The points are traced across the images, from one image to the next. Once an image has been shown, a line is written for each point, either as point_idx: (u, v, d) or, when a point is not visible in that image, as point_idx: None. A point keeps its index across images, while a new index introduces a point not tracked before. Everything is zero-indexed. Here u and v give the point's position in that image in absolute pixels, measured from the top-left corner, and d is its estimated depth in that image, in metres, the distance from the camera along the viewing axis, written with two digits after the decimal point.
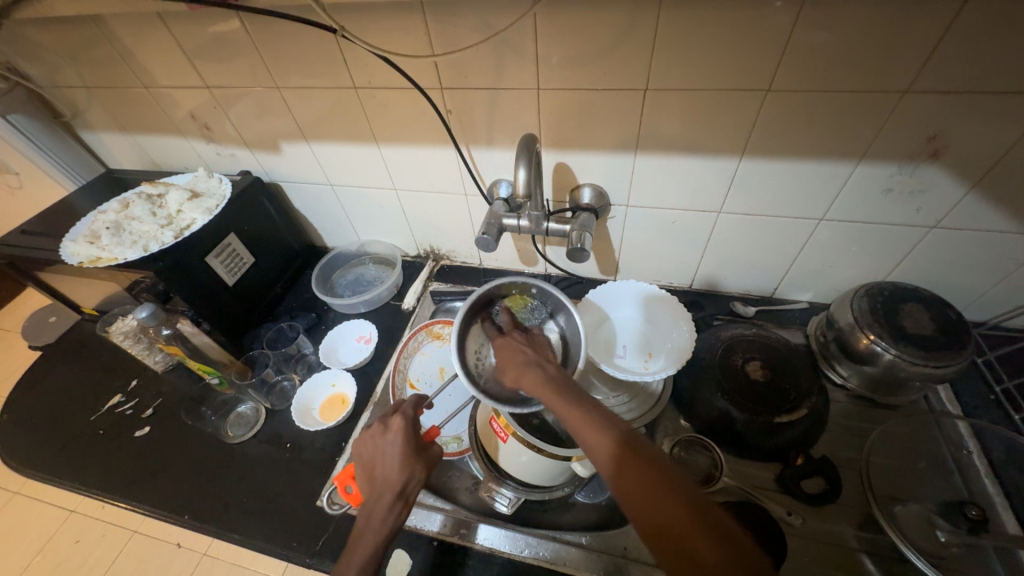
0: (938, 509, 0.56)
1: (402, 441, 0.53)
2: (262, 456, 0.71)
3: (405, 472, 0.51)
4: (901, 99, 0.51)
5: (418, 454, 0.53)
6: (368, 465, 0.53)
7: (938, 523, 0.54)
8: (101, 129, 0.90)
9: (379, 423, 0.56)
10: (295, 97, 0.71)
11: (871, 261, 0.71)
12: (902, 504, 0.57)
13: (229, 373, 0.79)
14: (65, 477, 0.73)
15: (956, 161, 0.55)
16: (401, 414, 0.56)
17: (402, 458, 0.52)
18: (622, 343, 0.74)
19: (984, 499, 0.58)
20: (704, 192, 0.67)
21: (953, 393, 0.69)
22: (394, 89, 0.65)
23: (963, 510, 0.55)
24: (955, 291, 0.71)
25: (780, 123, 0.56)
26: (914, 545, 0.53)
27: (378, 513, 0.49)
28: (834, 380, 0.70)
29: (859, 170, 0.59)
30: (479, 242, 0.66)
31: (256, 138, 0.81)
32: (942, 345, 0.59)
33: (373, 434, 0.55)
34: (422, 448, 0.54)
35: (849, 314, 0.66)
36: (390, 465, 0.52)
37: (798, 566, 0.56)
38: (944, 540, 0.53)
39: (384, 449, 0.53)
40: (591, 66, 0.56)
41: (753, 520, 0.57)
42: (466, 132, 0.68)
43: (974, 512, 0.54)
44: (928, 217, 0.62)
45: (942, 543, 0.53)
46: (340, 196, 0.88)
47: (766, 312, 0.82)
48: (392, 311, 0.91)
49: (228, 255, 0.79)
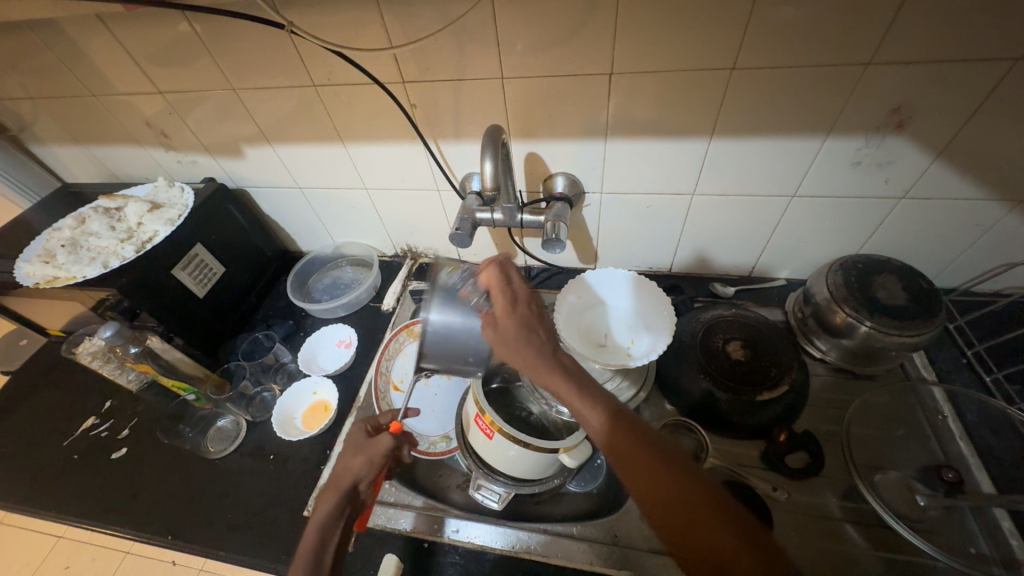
0: (916, 475, 0.57)
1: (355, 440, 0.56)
2: (247, 469, 0.69)
3: (346, 463, 0.54)
4: (864, 71, 0.51)
5: (367, 446, 0.55)
6: None
7: (917, 489, 0.56)
8: (53, 141, 0.86)
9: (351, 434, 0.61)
10: (254, 99, 0.68)
11: (845, 235, 0.71)
12: (882, 472, 0.58)
13: (206, 388, 0.77)
14: (40, 507, 0.71)
15: (920, 132, 0.55)
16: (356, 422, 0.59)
17: (350, 455, 0.54)
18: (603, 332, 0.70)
19: (959, 462, 0.59)
20: (677, 175, 0.67)
21: (927, 359, 0.70)
22: (355, 85, 0.63)
23: (940, 474, 0.56)
24: (927, 259, 0.72)
25: (747, 101, 0.56)
26: (895, 511, 0.54)
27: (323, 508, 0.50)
28: (813, 354, 0.71)
29: (826, 146, 0.59)
30: (453, 238, 0.65)
31: (217, 143, 0.78)
32: (916, 316, 0.60)
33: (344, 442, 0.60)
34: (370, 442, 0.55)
35: (825, 289, 0.66)
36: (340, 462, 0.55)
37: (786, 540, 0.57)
38: (923, 504, 0.55)
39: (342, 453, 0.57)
40: (554, 52, 0.55)
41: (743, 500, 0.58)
42: (433, 127, 0.67)
43: (950, 475, 0.55)
44: (896, 188, 0.62)
45: (922, 507, 0.55)
46: (310, 199, 0.86)
47: (745, 292, 0.82)
48: (372, 313, 0.89)
49: (196, 266, 0.77)
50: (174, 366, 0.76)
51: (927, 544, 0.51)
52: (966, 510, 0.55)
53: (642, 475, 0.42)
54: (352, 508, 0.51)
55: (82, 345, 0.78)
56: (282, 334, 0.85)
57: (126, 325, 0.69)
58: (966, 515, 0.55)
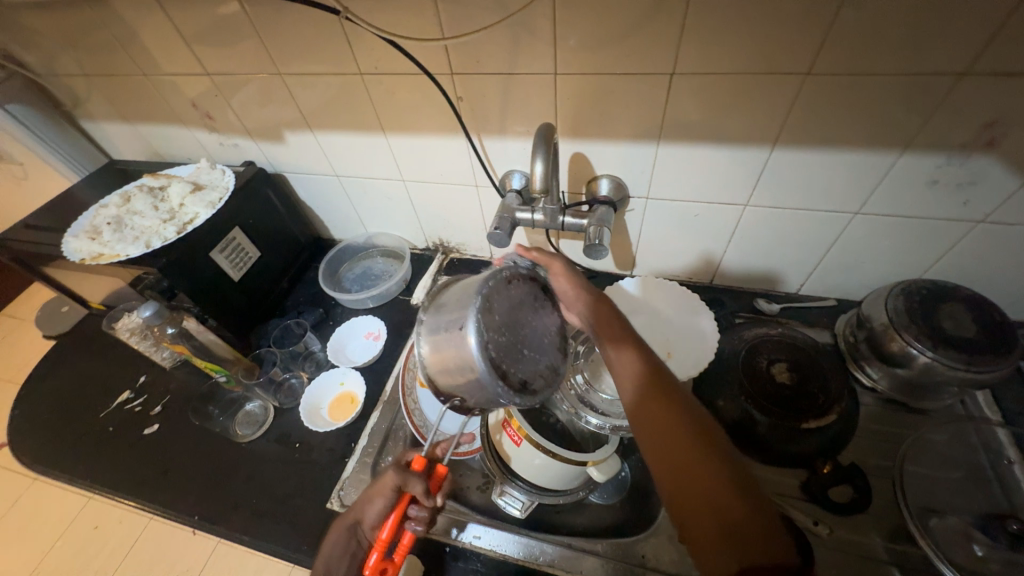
0: (975, 521, 0.53)
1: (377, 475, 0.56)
2: (272, 455, 0.70)
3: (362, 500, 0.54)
4: (957, 82, 0.46)
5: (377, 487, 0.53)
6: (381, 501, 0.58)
7: (975, 537, 0.52)
8: (102, 118, 0.88)
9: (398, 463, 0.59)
10: (299, 85, 0.68)
11: (909, 257, 0.66)
12: (938, 516, 0.54)
13: (236, 371, 0.78)
14: (75, 474, 0.73)
15: (1013, 151, 0.50)
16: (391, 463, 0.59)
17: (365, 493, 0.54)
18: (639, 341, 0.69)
19: None
20: (731, 185, 0.63)
21: (992, 397, 0.65)
22: (402, 74, 0.61)
23: (1004, 523, 0.52)
24: (999, 289, 0.66)
25: (818, 109, 0.52)
26: (949, 559, 0.50)
27: (333, 541, 0.53)
28: (864, 383, 0.67)
29: (902, 161, 0.54)
30: (492, 238, 0.63)
31: (260, 128, 0.78)
32: (985, 350, 0.56)
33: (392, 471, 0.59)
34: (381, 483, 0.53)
35: (883, 313, 0.62)
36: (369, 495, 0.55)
37: None
38: (982, 555, 0.50)
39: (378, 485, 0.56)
40: (612, 50, 0.52)
41: None
42: (478, 121, 0.65)
43: (1014, 526, 0.51)
44: (975, 212, 0.57)
45: (980, 558, 0.50)
46: (346, 188, 0.86)
47: (792, 310, 0.78)
48: (401, 306, 0.88)
49: (233, 250, 0.77)
50: (207, 348, 0.77)
51: None
52: None
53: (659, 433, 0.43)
54: (360, 548, 0.53)
55: (122, 320, 0.80)
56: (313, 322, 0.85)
57: (164, 304, 0.70)
58: None
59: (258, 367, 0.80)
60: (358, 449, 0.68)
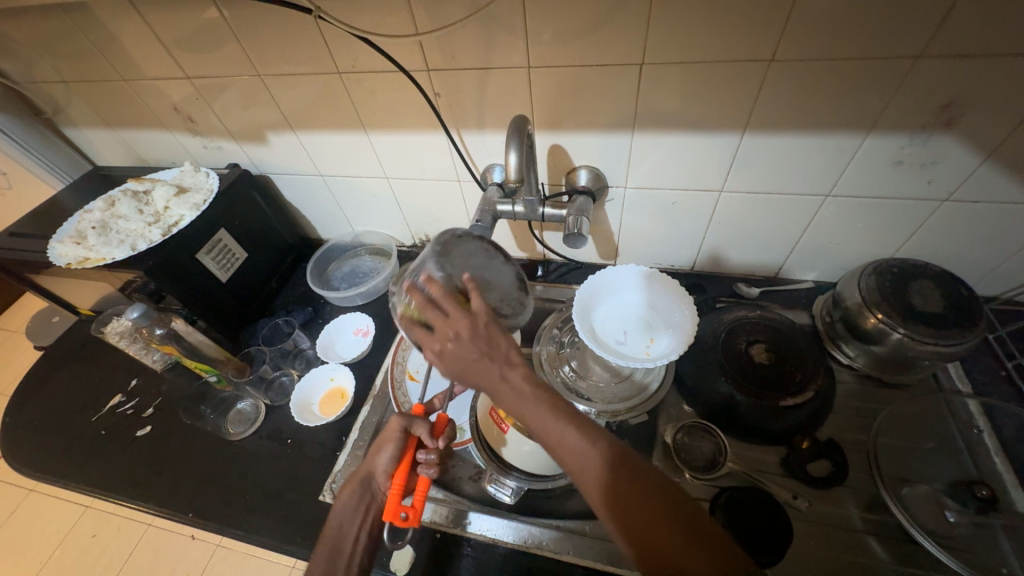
0: (945, 489, 0.55)
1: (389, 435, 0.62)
2: (264, 452, 0.71)
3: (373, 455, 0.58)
4: (913, 65, 0.48)
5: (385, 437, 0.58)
6: None
7: (946, 504, 0.54)
8: (84, 125, 0.88)
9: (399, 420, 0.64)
10: (279, 86, 0.68)
11: (881, 237, 0.68)
12: (909, 485, 0.56)
13: (226, 371, 0.79)
14: (69, 478, 0.73)
15: (971, 130, 0.52)
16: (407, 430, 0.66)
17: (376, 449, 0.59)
18: (621, 329, 0.69)
19: (994, 478, 0.56)
20: (705, 171, 0.65)
21: (963, 369, 0.67)
22: (379, 72, 0.62)
23: (973, 490, 0.54)
24: (966, 266, 0.68)
25: (784, 95, 0.53)
26: (921, 526, 0.53)
27: (345, 498, 0.56)
28: (841, 361, 0.69)
29: (867, 143, 0.56)
30: (474, 230, 0.64)
31: (242, 129, 0.78)
32: (954, 324, 0.57)
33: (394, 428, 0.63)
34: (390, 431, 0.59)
35: (856, 292, 0.64)
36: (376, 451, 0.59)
37: (803, 549, 0.56)
38: (953, 521, 0.53)
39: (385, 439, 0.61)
40: (582, 42, 0.53)
41: (761, 510, 0.57)
42: (456, 117, 0.66)
43: (983, 492, 0.53)
44: (939, 190, 0.59)
45: (951, 524, 0.53)
46: (331, 187, 0.86)
47: (771, 293, 0.79)
48: (389, 302, 0.89)
49: (219, 251, 0.78)
50: (197, 348, 0.77)
51: (953, 561, 0.49)
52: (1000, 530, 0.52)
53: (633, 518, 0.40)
54: (373, 501, 0.56)
55: (111, 324, 0.80)
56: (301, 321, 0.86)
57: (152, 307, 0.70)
58: (998, 535, 0.52)
59: (248, 367, 0.80)
60: (351, 443, 0.69)
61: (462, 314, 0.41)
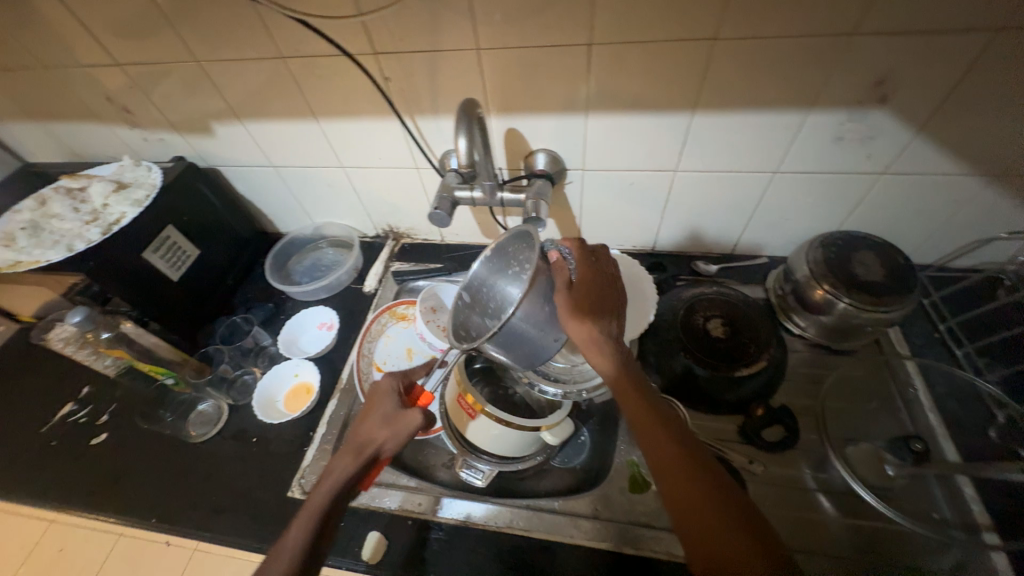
0: (885, 445, 0.59)
1: (374, 398, 0.59)
2: (229, 452, 0.69)
3: (376, 435, 0.55)
4: (849, 42, 0.49)
5: (395, 421, 0.56)
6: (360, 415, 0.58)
7: (885, 459, 0.58)
8: (8, 118, 0.82)
9: (387, 387, 0.60)
10: (220, 73, 0.65)
11: (827, 212, 0.71)
12: (853, 444, 0.60)
13: (184, 372, 0.76)
14: (21, 493, 0.70)
15: (904, 105, 0.54)
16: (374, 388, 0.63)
17: (375, 422, 0.56)
18: None
19: (928, 433, 0.60)
20: (660, 151, 0.65)
21: (902, 334, 0.71)
22: (326, 56, 0.60)
23: (909, 443, 0.57)
24: (904, 236, 0.72)
25: (731, 74, 0.54)
26: (863, 480, 0.56)
27: (343, 471, 0.52)
28: (793, 331, 0.72)
29: (810, 120, 0.58)
30: (432, 217, 0.64)
31: (185, 120, 0.74)
32: (892, 290, 0.61)
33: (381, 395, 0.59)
34: (402, 416, 0.56)
35: (805, 265, 0.66)
36: (373, 425, 0.56)
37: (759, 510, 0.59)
38: (892, 474, 0.57)
39: (380, 411, 0.57)
40: (531, 22, 0.52)
41: None
42: (409, 102, 0.64)
43: (918, 445, 0.56)
44: (877, 164, 0.62)
45: (890, 477, 0.57)
46: (285, 178, 0.83)
47: (730, 270, 0.81)
48: (353, 295, 0.88)
49: (168, 249, 0.74)
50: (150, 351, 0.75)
51: (891, 510, 0.53)
52: (931, 480, 0.57)
53: (653, 430, 0.48)
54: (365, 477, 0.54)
55: (54, 331, 0.77)
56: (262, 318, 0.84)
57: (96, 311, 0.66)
58: (929, 483, 0.57)
59: (209, 368, 0.79)
60: (319, 437, 0.69)
61: (600, 267, 0.55)
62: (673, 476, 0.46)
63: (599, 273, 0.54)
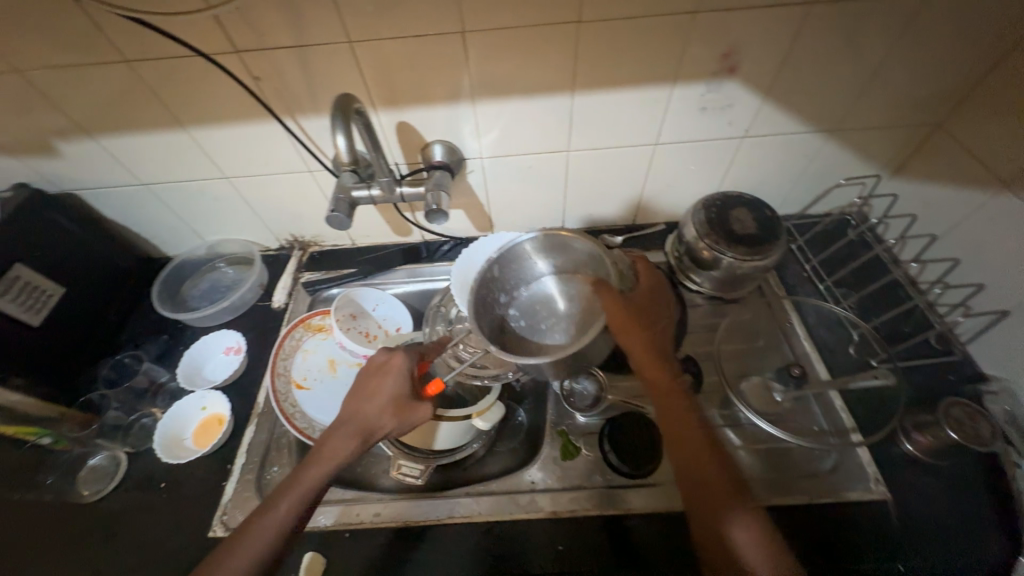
0: (773, 376, 0.67)
1: (382, 375, 0.57)
2: (132, 505, 0.62)
3: (383, 419, 0.55)
4: (692, 20, 0.54)
5: (405, 407, 0.55)
6: (363, 383, 0.57)
7: (773, 387, 0.66)
8: None
9: (384, 361, 0.59)
10: (53, 84, 0.57)
11: (706, 176, 0.78)
12: (747, 380, 0.67)
13: (65, 427, 0.67)
14: None
15: (749, 74, 0.61)
16: (383, 350, 0.60)
17: (382, 404, 0.55)
18: None
19: (803, 357, 0.70)
20: (551, 132, 0.68)
21: (778, 278, 0.79)
22: (181, 57, 0.55)
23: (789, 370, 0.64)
24: (771, 191, 0.82)
25: (599, 55, 0.58)
26: (757, 410, 0.64)
27: (342, 449, 0.53)
28: (693, 289, 0.76)
29: (675, 93, 0.63)
30: (330, 221, 0.62)
31: (19, 141, 0.64)
32: (764, 240, 0.67)
33: (385, 370, 0.58)
34: (411, 403, 0.56)
35: (692, 227, 0.71)
36: (379, 406, 0.55)
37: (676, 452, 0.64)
38: (779, 399, 0.65)
39: (386, 388, 0.56)
40: (398, 11, 0.52)
41: (641, 432, 0.64)
42: (287, 101, 0.61)
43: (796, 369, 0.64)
44: (739, 128, 0.69)
45: (778, 402, 0.65)
46: (160, 196, 0.75)
47: (633, 239, 0.86)
48: (261, 313, 0.82)
49: (21, 292, 0.65)
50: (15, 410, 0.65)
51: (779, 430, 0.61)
52: (810, 397, 0.66)
53: (662, 390, 0.55)
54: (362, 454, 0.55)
55: None
56: (148, 352, 0.76)
57: None
58: (809, 401, 0.66)
59: (83, 418, 0.69)
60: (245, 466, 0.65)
61: (653, 286, 0.63)
62: (676, 425, 0.53)
63: (654, 291, 0.63)
